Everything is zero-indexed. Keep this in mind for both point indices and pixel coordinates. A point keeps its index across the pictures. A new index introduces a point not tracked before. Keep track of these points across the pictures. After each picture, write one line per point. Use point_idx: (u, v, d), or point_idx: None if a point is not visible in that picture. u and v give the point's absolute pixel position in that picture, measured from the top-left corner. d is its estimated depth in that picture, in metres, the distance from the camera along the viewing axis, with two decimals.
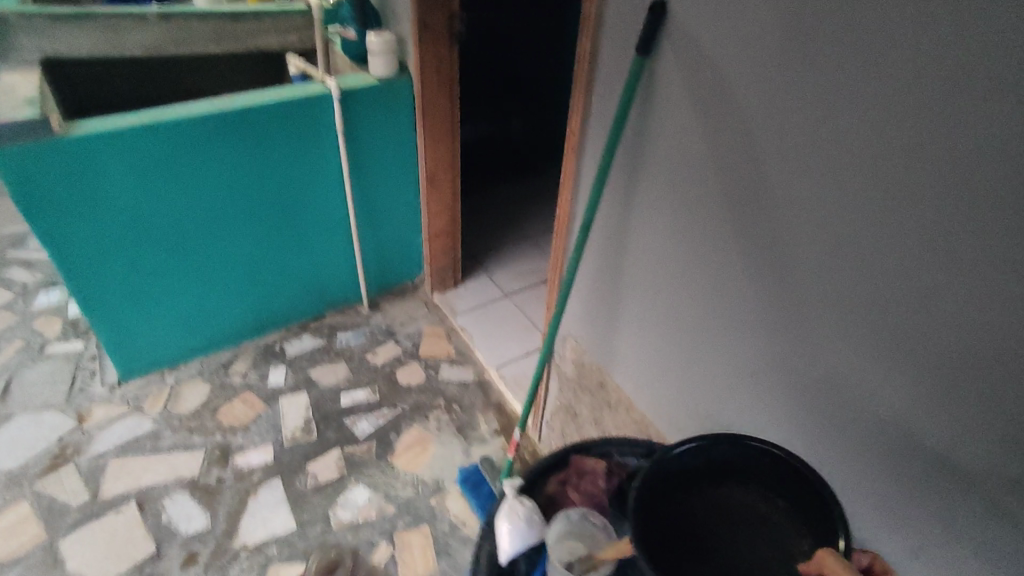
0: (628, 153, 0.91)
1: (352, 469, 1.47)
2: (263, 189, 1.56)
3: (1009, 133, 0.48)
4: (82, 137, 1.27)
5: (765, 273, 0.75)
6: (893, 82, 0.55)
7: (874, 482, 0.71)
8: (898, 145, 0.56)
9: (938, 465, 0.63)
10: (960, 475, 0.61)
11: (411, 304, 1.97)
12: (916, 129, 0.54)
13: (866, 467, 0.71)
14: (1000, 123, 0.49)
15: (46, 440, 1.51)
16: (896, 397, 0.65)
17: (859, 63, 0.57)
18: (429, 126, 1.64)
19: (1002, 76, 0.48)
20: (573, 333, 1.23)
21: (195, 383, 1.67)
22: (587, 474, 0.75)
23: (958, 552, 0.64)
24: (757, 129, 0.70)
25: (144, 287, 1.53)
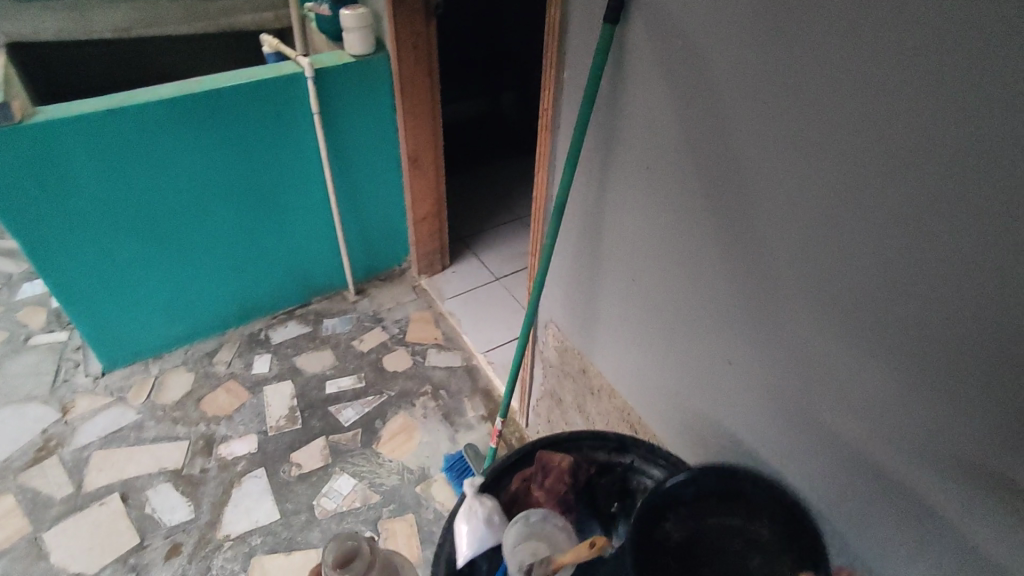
0: (600, 130, 0.86)
1: (337, 458, 1.46)
2: (240, 174, 1.52)
3: (991, 100, 0.44)
4: (45, 123, 1.23)
5: (740, 257, 0.71)
6: (867, 48, 0.50)
7: (856, 473, 0.68)
8: (872, 116, 0.52)
9: (922, 455, 0.60)
10: (946, 465, 0.58)
11: (399, 289, 1.94)
12: (890, 98, 0.50)
13: (847, 458, 0.68)
14: (981, 89, 0.44)
15: (30, 433, 1.50)
16: (877, 385, 0.61)
17: (831, 27, 0.53)
18: (409, 105, 1.59)
19: (983, 37, 0.43)
20: (554, 318, 1.19)
21: (179, 373, 1.66)
22: (555, 470, 0.69)
23: (946, 545, 0.61)
24: (727, 102, 0.65)
25: (122, 276, 1.51)
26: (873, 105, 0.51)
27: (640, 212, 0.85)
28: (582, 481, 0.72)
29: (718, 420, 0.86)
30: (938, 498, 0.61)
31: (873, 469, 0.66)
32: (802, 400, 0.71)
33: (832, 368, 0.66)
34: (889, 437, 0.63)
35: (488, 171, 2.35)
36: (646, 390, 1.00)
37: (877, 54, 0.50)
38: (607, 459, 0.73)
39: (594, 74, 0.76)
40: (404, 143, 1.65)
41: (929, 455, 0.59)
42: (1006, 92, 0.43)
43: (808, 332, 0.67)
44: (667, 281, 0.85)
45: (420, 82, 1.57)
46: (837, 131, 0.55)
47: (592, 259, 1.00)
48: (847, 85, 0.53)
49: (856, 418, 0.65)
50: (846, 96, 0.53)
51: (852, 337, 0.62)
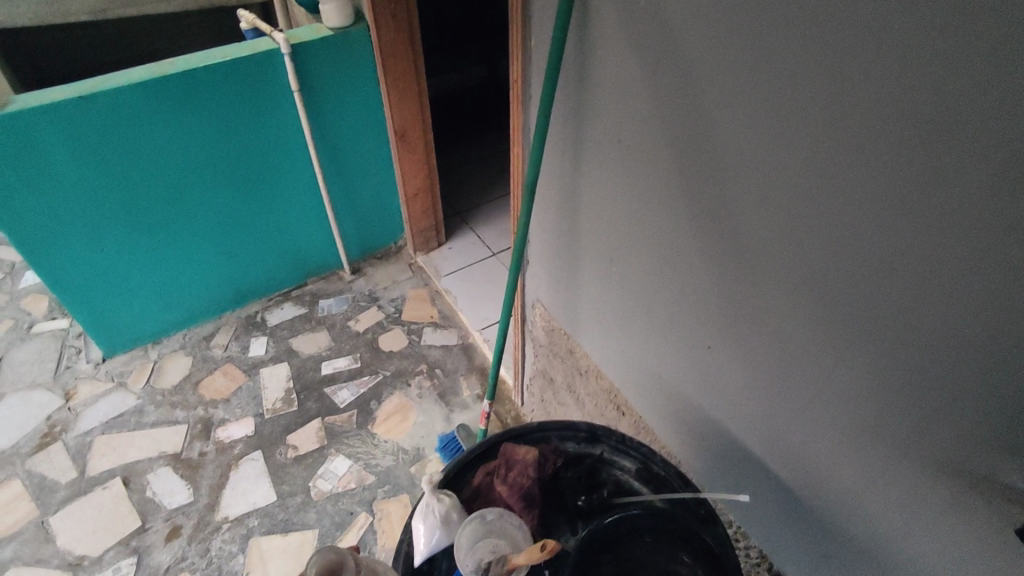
0: (571, 102, 0.81)
1: (333, 439, 1.46)
2: (223, 156, 1.50)
3: (969, 65, 0.38)
4: (18, 112, 1.20)
5: (713, 235, 0.67)
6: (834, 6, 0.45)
7: (840, 462, 0.64)
8: (840, 79, 0.46)
9: (909, 448, 0.56)
10: (936, 459, 0.54)
11: (395, 267, 1.92)
12: (857, 58, 0.44)
13: (832, 448, 0.64)
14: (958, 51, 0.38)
15: (34, 419, 1.53)
16: (859, 374, 0.57)
17: None
18: (393, 79, 1.53)
19: None
20: (540, 297, 1.16)
21: (177, 357, 1.67)
22: (518, 463, 0.68)
23: (936, 538, 0.58)
24: (692, 69, 0.60)
25: (112, 262, 1.51)
26: (839, 66, 0.46)
27: (613, 189, 0.80)
28: (548, 474, 0.69)
29: (700, 403, 0.83)
30: (917, 491, 0.57)
31: (853, 459, 0.62)
32: (780, 385, 0.68)
33: (809, 353, 0.62)
34: (868, 425, 0.59)
35: (485, 142, 2.29)
36: (630, 372, 0.96)
37: (842, 8, 0.44)
38: (578, 448, 0.72)
39: (558, 43, 0.70)
40: (391, 119, 1.60)
41: (908, 445, 0.56)
42: (979, 49, 0.37)
43: (782, 315, 0.63)
44: (643, 261, 0.81)
45: (403, 54, 1.51)
46: (804, 97, 0.50)
47: (571, 238, 0.96)
48: (812, 44, 0.47)
49: (835, 404, 0.62)
50: (812, 56, 0.48)
51: (826, 322, 0.58)
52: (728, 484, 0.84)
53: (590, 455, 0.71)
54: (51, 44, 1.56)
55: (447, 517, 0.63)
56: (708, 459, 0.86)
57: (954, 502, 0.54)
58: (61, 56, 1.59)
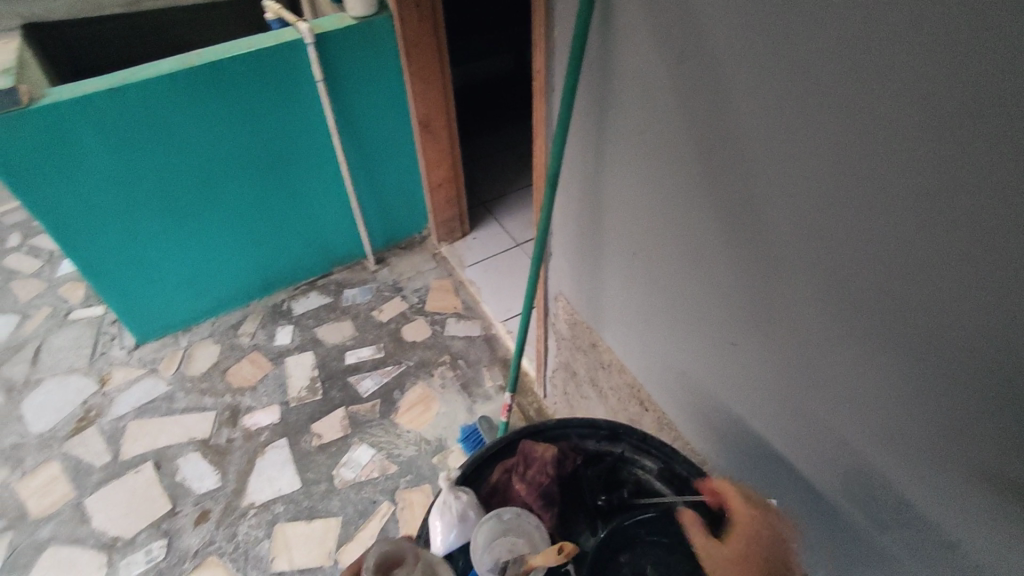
0: (593, 91, 0.78)
1: (356, 428, 1.47)
2: (249, 147, 1.51)
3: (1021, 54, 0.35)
4: (52, 104, 1.23)
5: (739, 231, 0.64)
6: None
7: (872, 468, 0.61)
8: (874, 65, 0.43)
9: (946, 458, 0.53)
10: (976, 471, 0.51)
11: (419, 258, 1.92)
12: (895, 43, 0.41)
13: (862, 453, 0.62)
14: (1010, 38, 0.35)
15: (71, 404, 1.58)
16: (893, 380, 0.54)
17: None
18: (416, 68, 1.52)
19: None
20: (563, 291, 1.14)
21: (206, 345, 1.70)
22: (536, 461, 0.67)
23: (974, 551, 0.55)
24: (719, 57, 0.57)
25: (143, 251, 1.54)
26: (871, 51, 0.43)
27: (636, 181, 0.78)
28: (567, 472, 0.68)
29: (724, 400, 0.81)
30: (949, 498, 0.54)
31: (883, 464, 0.60)
32: (807, 385, 0.65)
33: (838, 353, 0.59)
34: (899, 430, 0.56)
35: (510, 131, 2.27)
36: (653, 368, 0.94)
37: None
38: (598, 447, 0.70)
39: (580, 31, 0.67)
40: (414, 109, 1.59)
41: (942, 452, 0.53)
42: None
43: (810, 312, 0.60)
44: (666, 255, 0.79)
45: (425, 43, 1.49)
46: (835, 84, 0.47)
47: (594, 231, 0.94)
48: (844, 27, 0.44)
49: (865, 407, 0.59)
50: (846, 39, 0.44)
51: (857, 322, 0.55)
52: (753, 484, 0.82)
53: (611, 454, 0.70)
54: (87, 37, 1.59)
55: (462, 513, 0.63)
56: (733, 456, 0.84)
57: (995, 516, 0.51)
58: (95, 49, 1.62)
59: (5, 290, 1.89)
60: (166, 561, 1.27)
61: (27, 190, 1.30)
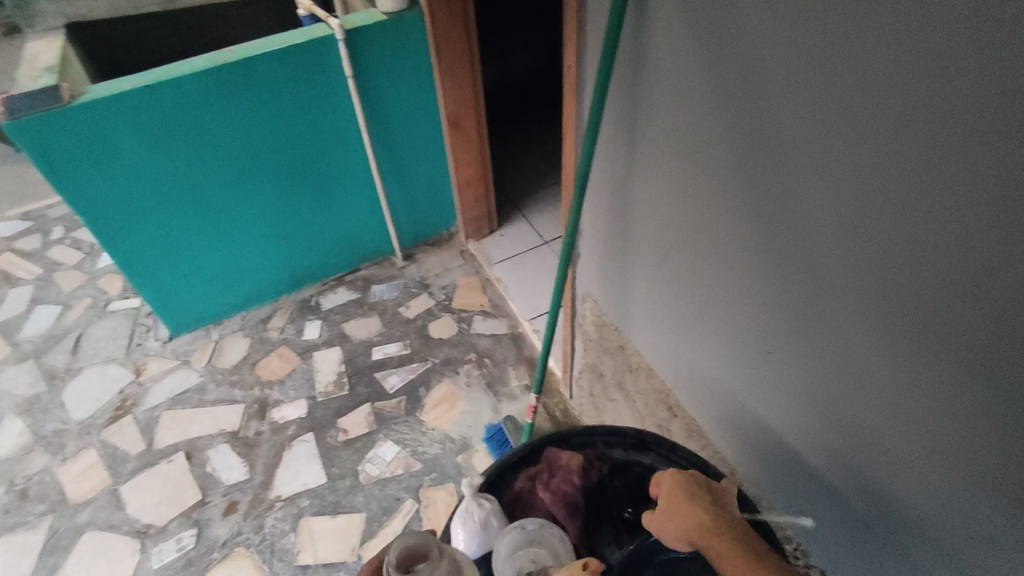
0: (626, 89, 0.75)
1: (381, 425, 1.48)
2: (280, 144, 1.52)
3: None
4: (91, 102, 1.25)
5: (778, 237, 0.61)
6: None
7: (917, 489, 0.58)
8: (934, 60, 0.40)
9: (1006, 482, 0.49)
10: None
11: (447, 254, 1.91)
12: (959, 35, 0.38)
13: (907, 473, 0.58)
14: None
15: (108, 393, 1.62)
16: (946, 398, 0.51)
17: None
18: (446, 65, 1.51)
19: None
20: (592, 293, 1.11)
21: (237, 339, 1.73)
22: (561, 470, 0.66)
23: None
24: (761, 54, 0.53)
25: (178, 246, 1.57)
26: (932, 42, 0.39)
27: (670, 182, 0.75)
28: (593, 482, 0.67)
29: (759, 411, 0.77)
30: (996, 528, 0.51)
31: (933, 486, 0.56)
32: (849, 400, 0.61)
33: (884, 368, 0.55)
34: (951, 453, 0.52)
35: (539, 127, 2.24)
36: (684, 374, 0.91)
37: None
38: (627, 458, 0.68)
39: (612, 29, 0.65)
40: (444, 106, 1.58)
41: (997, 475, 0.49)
42: None
43: (854, 324, 0.56)
44: (699, 258, 0.76)
45: (456, 39, 1.48)
46: (888, 80, 0.43)
47: (624, 232, 0.91)
48: (902, 17, 0.41)
49: (912, 426, 0.55)
50: (902, 33, 0.41)
51: (907, 337, 0.51)
52: (788, 498, 0.78)
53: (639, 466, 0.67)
54: (128, 35, 1.63)
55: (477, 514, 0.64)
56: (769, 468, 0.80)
57: None
58: (136, 47, 1.66)
59: (49, 281, 1.95)
60: (196, 550, 1.30)
61: (67, 186, 1.33)
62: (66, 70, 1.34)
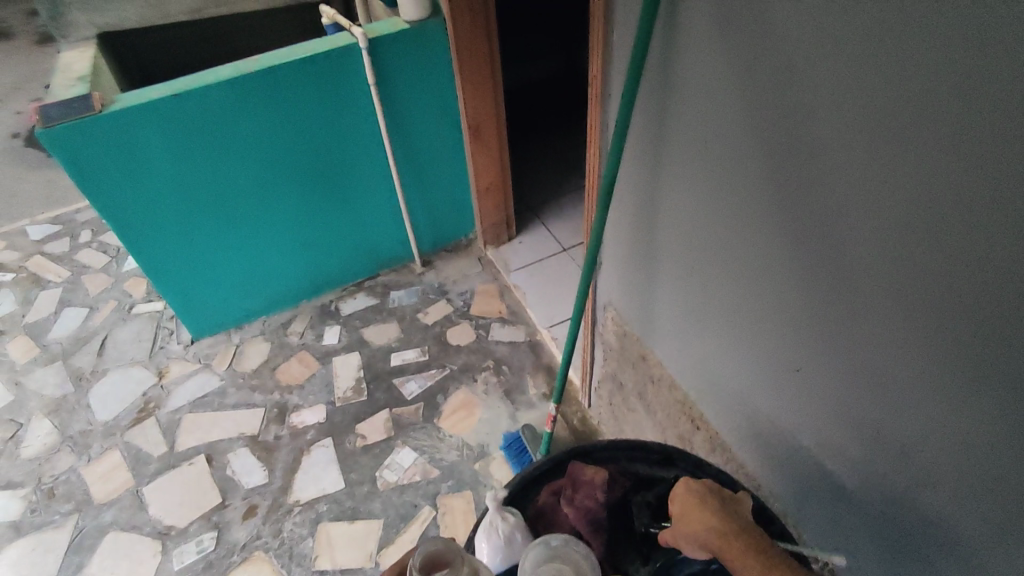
0: (654, 101, 0.75)
1: (399, 431, 1.48)
2: (302, 151, 1.53)
3: None
4: (119, 111, 1.28)
5: (808, 253, 0.60)
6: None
7: (951, 515, 0.56)
8: (978, 76, 0.39)
9: None
10: None
11: (465, 261, 1.91)
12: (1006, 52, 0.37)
13: (940, 497, 0.57)
14: None
15: (132, 395, 1.64)
16: (981, 422, 0.49)
17: None
18: (467, 73, 1.51)
19: None
20: (614, 303, 1.10)
21: (257, 343, 1.75)
22: (585, 485, 0.67)
23: None
24: (795, 69, 0.53)
25: (201, 251, 1.59)
26: (977, 57, 0.38)
27: (697, 193, 0.74)
28: (618, 498, 0.67)
29: (784, 426, 0.76)
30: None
31: (968, 511, 0.54)
32: (879, 419, 0.60)
33: (916, 389, 0.54)
34: (990, 478, 0.51)
35: (558, 133, 2.24)
36: (707, 387, 0.90)
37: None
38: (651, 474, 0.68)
39: (641, 40, 0.65)
40: (464, 113, 1.58)
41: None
42: None
43: (885, 344, 0.55)
44: (725, 272, 0.75)
45: (477, 48, 1.48)
46: (927, 96, 0.42)
47: (648, 243, 0.90)
48: (943, 32, 0.40)
49: (946, 448, 0.54)
50: (943, 48, 0.40)
51: (942, 357, 0.50)
52: (814, 516, 0.77)
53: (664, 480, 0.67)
54: (157, 44, 1.66)
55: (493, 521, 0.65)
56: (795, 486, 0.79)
57: None
58: (163, 54, 1.69)
59: (77, 284, 1.99)
60: (216, 553, 1.31)
61: (96, 193, 1.36)
62: (99, 79, 1.38)
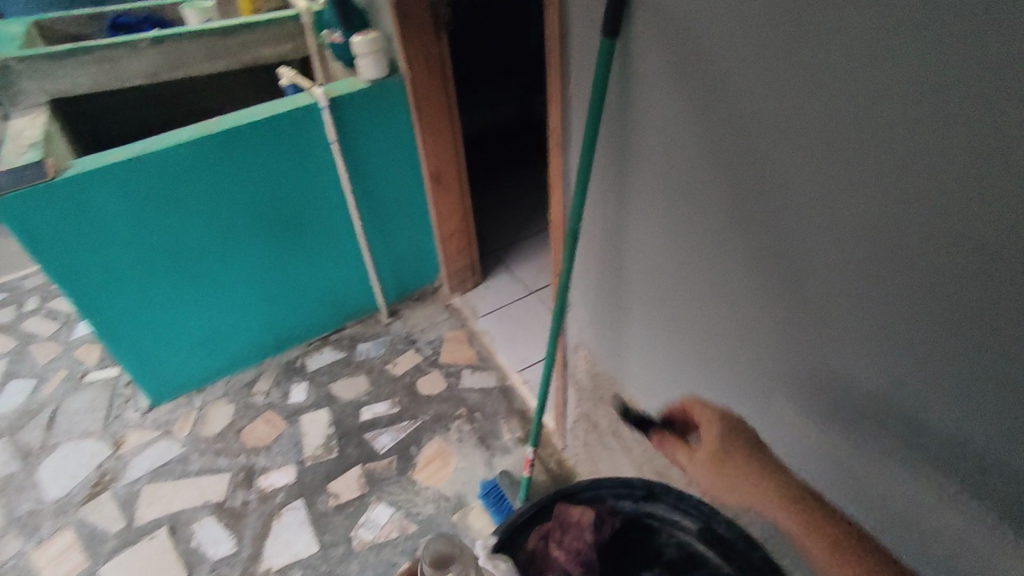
0: (613, 149, 0.81)
1: (374, 487, 1.45)
2: (265, 207, 1.54)
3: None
4: (75, 175, 1.26)
5: (770, 282, 0.65)
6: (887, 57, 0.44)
7: None
8: (902, 121, 0.45)
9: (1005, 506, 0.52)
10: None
11: (432, 309, 1.92)
12: (944, 95, 0.43)
13: None
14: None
15: (86, 468, 1.56)
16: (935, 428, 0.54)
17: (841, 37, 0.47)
18: (428, 126, 1.57)
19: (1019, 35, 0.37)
20: (584, 343, 1.13)
21: (220, 406, 1.69)
22: (573, 529, 0.74)
23: None
24: (743, 117, 0.59)
25: (160, 313, 1.55)
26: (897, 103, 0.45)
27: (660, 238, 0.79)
28: (604, 535, 0.74)
29: (760, 455, 0.79)
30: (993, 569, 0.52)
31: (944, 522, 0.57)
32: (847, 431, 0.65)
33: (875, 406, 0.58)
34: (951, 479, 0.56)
35: (517, 181, 2.31)
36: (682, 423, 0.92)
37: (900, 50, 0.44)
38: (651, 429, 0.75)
39: (598, 96, 0.71)
40: (426, 164, 1.63)
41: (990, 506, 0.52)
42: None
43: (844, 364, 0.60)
44: (692, 304, 0.80)
45: (437, 102, 1.54)
46: (860, 138, 0.49)
47: (615, 281, 0.95)
48: (866, 85, 0.47)
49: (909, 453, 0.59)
50: (881, 93, 0.46)
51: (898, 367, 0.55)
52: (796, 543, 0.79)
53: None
54: (114, 107, 1.66)
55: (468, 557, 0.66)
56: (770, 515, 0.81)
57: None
58: (121, 117, 1.69)
59: (23, 354, 1.89)
60: None
61: (49, 258, 1.32)
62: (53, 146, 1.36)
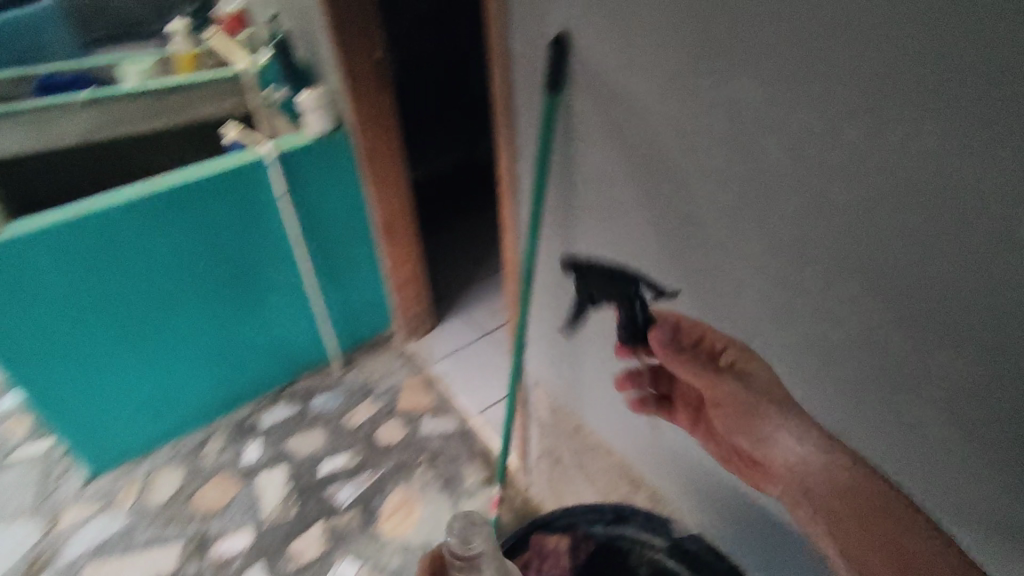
0: (560, 190, 0.92)
1: (337, 542, 1.41)
2: (212, 263, 1.51)
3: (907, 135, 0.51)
4: (9, 240, 1.22)
5: (706, 287, 0.79)
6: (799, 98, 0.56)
7: None
8: (801, 150, 0.59)
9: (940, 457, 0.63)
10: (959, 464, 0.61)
11: (387, 357, 1.91)
12: (839, 130, 0.55)
13: None
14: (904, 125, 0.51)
15: (16, 552, 1.44)
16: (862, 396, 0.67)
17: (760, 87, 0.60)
18: (375, 178, 1.60)
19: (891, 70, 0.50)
20: (543, 380, 1.17)
21: (166, 473, 1.60)
22: (549, 555, 0.86)
23: None
24: (672, 158, 0.73)
25: (100, 378, 1.48)
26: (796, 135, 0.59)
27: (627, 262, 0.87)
28: (579, 557, 0.86)
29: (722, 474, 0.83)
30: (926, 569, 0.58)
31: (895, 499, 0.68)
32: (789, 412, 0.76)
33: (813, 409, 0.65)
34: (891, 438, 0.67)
35: (466, 225, 2.36)
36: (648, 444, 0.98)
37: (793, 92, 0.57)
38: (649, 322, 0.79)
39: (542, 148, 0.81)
40: (376, 214, 1.66)
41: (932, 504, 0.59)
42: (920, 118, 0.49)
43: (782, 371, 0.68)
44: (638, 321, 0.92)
45: (382, 154, 1.58)
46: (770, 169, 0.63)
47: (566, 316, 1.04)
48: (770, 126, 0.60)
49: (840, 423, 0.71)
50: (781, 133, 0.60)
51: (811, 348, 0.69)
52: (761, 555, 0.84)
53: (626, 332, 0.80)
54: (43, 169, 1.60)
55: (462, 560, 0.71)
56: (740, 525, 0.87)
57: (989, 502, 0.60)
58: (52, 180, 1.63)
59: None
60: None
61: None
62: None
